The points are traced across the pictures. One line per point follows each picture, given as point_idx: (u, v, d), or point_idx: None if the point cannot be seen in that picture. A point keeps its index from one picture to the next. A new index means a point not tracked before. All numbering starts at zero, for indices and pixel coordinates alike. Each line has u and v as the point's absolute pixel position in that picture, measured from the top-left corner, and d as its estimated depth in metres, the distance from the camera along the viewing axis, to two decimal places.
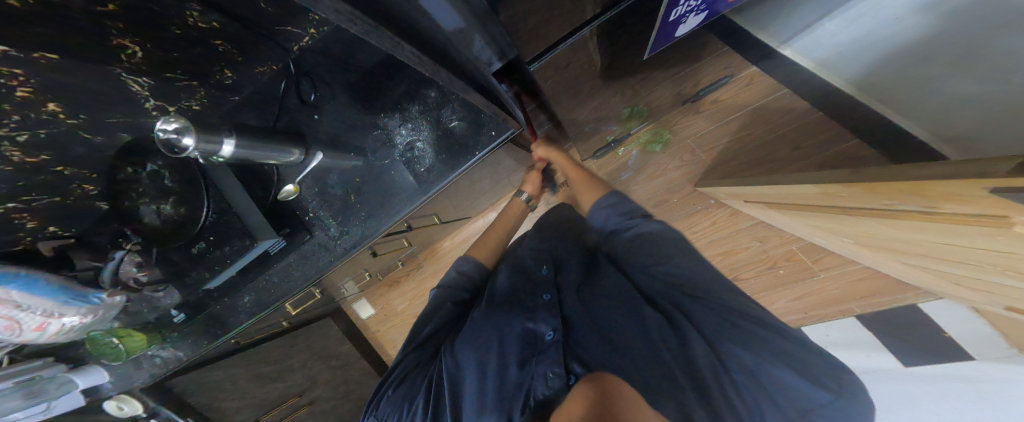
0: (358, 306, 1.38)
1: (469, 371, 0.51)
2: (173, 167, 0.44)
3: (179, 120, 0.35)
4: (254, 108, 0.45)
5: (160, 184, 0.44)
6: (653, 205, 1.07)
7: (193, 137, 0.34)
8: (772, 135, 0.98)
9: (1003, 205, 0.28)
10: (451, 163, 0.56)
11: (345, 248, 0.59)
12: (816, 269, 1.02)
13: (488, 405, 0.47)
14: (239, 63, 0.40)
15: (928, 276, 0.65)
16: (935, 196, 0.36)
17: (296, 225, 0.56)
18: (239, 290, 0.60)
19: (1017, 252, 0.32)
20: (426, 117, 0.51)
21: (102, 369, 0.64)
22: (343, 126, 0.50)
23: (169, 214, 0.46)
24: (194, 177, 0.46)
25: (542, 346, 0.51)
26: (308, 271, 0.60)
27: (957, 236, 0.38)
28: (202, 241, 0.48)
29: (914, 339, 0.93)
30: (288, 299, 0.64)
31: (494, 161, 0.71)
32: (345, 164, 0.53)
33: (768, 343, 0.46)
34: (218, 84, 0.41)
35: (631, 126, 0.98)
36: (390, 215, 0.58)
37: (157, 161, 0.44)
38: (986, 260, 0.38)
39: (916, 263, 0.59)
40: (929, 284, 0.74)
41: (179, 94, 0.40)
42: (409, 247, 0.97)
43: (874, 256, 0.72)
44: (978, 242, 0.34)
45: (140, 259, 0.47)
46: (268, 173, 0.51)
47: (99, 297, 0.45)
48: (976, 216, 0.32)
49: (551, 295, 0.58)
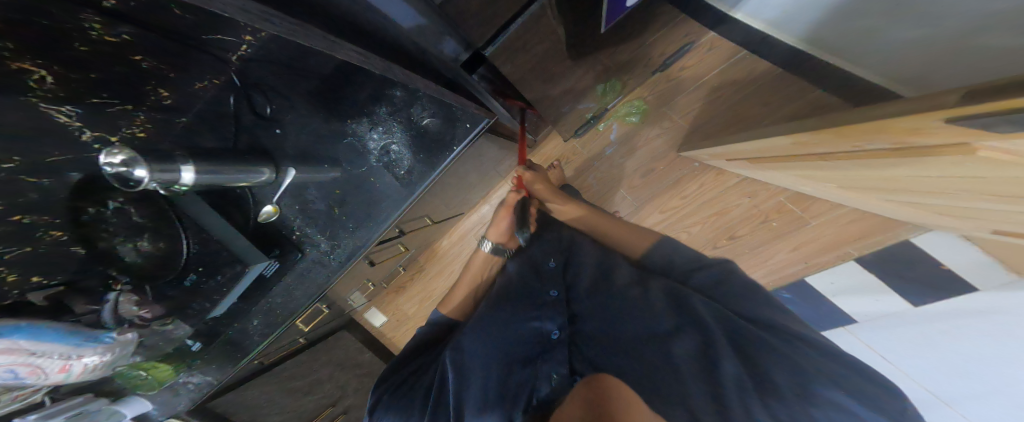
0: (369, 315, 1.38)
1: (475, 367, 0.48)
2: (137, 201, 0.46)
3: (123, 152, 0.35)
4: (209, 129, 0.47)
5: (129, 219, 0.46)
6: (640, 176, 1.04)
7: (145, 168, 0.35)
8: (754, 88, 0.92)
9: (962, 131, 0.28)
10: (431, 163, 0.57)
11: (339, 261, 0.62)
12: (807, 217, 1.00)
13: (490, 402, 0.44)
14: (172, 82, 0.40)
15: (920, 213, 0.63)
16: (898, 133, 0.36)
17: (286, 247, 0.59)
18: (249, 311, 0.62)
19: (986, 177, 0.31)
20: (397, 117, 0.52)
21: (143, 398, 0.70)
22: (311, 140, 0.52)
23: (146, 249, 0.49)
24: (162, 210, 0.49)
25: (549, 345, 0.53)
26: (298, 287, 0.62)
27: (926, 169, 0.37)
28: (194, 272, 0.52)
29: (917, 274, 0.83)
30: (293, 317, 0.66)
31: (474, 149, 0.70)
32: (323, 180, 0.55)
33: (797, 351, 0.39)
34: (158, 105, 0.42)
35: (607, 101, 0.95)
36: (380, 224, 0.60)
37: (118, 198, 0.44)
38: (960, 189, 0.37)
39: (900, 201, 0.57)
40: (916, 218, 0.73)
41: (116, 121, 0.40)
42: (406, 252, 0.97)
43: (859, 198, 0.71)
44: (959, 168, 0.32)
45: (138, 298, 0.51)
46: (244, 198, 0.53)
47: (110, 337, 0.47)
48: (940, 146, 0.32)
49: (558, 292, 0.61)
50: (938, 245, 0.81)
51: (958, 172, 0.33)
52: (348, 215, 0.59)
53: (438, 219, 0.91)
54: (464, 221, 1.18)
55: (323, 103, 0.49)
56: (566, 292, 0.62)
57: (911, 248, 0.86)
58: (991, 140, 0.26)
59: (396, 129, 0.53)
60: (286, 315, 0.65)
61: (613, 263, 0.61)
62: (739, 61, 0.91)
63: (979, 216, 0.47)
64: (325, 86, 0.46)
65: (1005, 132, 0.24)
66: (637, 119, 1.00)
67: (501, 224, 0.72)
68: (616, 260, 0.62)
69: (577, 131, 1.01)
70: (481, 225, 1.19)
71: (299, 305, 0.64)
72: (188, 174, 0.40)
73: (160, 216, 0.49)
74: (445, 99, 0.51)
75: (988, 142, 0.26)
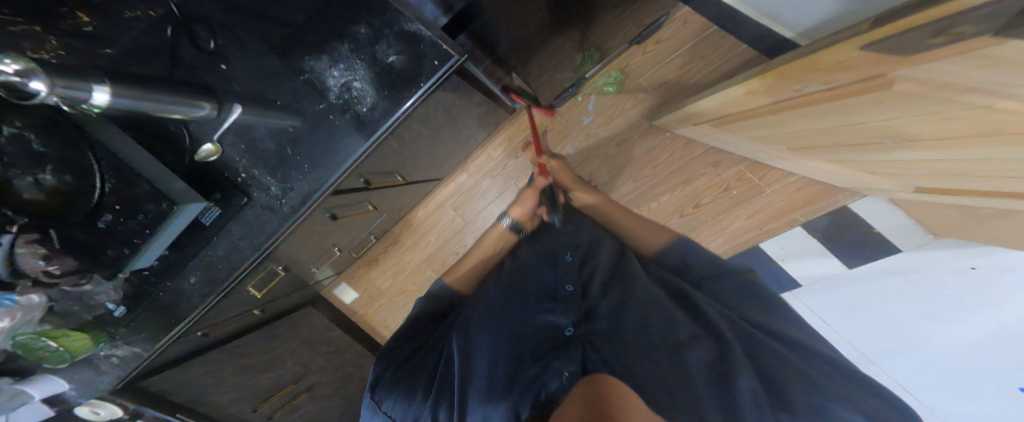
0: (339, 291, 1.24)
1: (481, 354, 0.45)
2: (38, 127, 0.38)
3: (18, 61, 0.30)
4: (139, 63, 0.40)
5: (26, 148, 0.38)
6: (616, 145, 1.03)
7: (43, 83, 0.30)
8: (721, 63, 0.94)
9: (880, 61, 0.30)
10: (396, 99, 0.53)
11: (292, 207, 0.56)
12: (763, 186, 0.97)
13: (497, 389, 0.41)
14: (97, 6, 0.35)
15: (851, 173, 0.71)
16: (827, 68, 0.39)
17: (229, 190, 0.53)
18: (184, 266, 0.57)
19: (903, 115, 0.36)
20: (360, 55, 0.49)
21: (58, 378, 0.58)
22: (259, 77, 0.48)
23: (52, 186, 0.39)
24: (72, 139, 0.41)
25: (562, 341, 0.46)
26: (247, 239, 0.56)
27: (857, 112, 0.41)
28: (108, 212, 0.45)
29: (851, 239, 0.87)
30: (238, 277, 0.59)
31: (446, 102, 0.64)
32: (276, 126, 0.51)
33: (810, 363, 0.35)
34: (75, 31, 0.35)
35: (585, 70, 0.93)
36: (337, 165, 0.55)
37: (14, 122, 0.37)
38: (905, 130, 0.39)
39: (844, 160, 0.64)
40: (852, 184, 0.80)
41: (19, 43, 0.33)
42: (378, 212, 0.88)
43: (809, 164, 0.76)
44: (889, 102, 0.35)
45: (45, 251, 0.42)
46: (178, 134, 0.48)
47: (8, 299, 0.44)
48: (865, 80, 0.34)
49: (574, 286, 0.53)
50: (873, 210, 0.85)
51: (896, 107, 0.35)
52: (305, 157, 0.54)
53: (411, 179, 0.84)
54: (439, 190, 1.13)
55: (278, 44, 0.46)
56: (582, 287, 0.54)
57: (849, 213, 0.88)
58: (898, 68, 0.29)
59: (358, 66, 0.50)
60: (231, 266, 0.58)
61: (602, 246, 0.61)
62: (706, 38, 0.93)
63: (905, 171, 0.55)
64: (292, 32, 0.46)
65: (911, 55, 0.26)
66: (613, 89, 1.00)
67: (526, 202, 0.73)
68: (632, 261, 0.56)
69: (557, 99, 0.98)
70: (459, 195, 1.13)
71: (250, 262, 0.58)
72: (100, 95, 0.33)
73: (70, 143, 0.41)
74: (412, 16, 0.45)
75: (897, 69, 0.29)
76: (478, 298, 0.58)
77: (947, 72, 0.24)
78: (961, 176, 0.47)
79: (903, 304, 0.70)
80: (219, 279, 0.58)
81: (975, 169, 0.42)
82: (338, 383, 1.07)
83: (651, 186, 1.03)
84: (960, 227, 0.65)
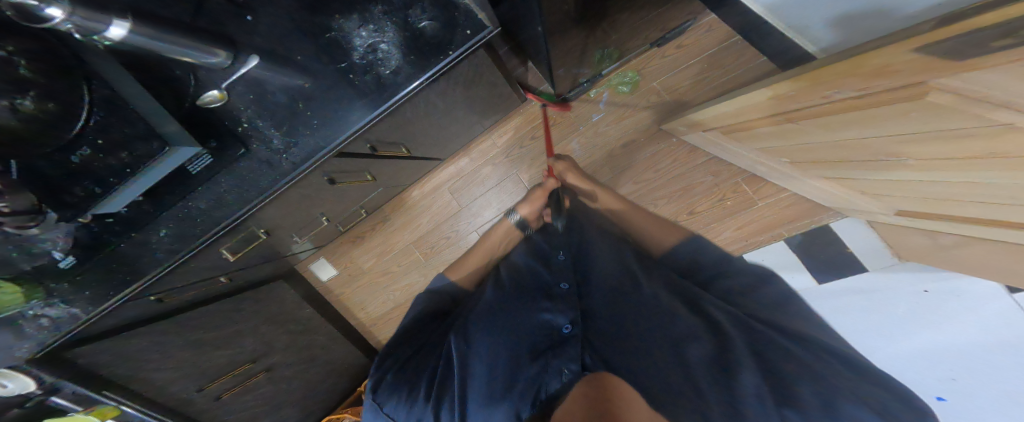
0: (316, 266, 1.17)
1: (482, 358, 0.44)
2: (32, 53, 0.34)
3: None
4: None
5: (13, 70, 0.32)
6: (620, 145, 1.06)
7: (63, 11, 0.28)
8: (732, 76, 0.99)
9: (928, 66, 0.32)
10: (421, 65, 0.50)
11: (292, 164, 0.52)
12: (756, 199, 1.01)
13: (496, 394, 0.40)
14: None
15: (844, 191, 0.78)
16: (866, 74, 0.40)
17: (227, 139, 0.49)
18: (156, 217, 0.51)
19: (929, 129, 0.39)
20: (393, 17, 0.47)
21: None
22: (284, 32, 0.45)
23: (31, 114, 0.34)
24: (66, 68, 0.36)
25: (558, 340, 0.46)
26: (234, 191, 0.52)
27: (884, 121, 0.44)
28: (87, 145, 0.40)
29: (823, 255, 0.93)
30: (221, 231, 0.54)
31: (472, 72, 0.62)
32: (289, 83, 0.48)
33: (804, 357, 0.34)
34: None
35: (602, 68, 0.95)
36: (343, 127, 0.51)
37: (5, 45, 0.32)
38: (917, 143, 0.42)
39: (843, 177, 0.69)
40: (835, 202, 0.87)
41: None
42: (376, 182, 0.83)
43: (806, 181, 0.83)
44: (914, 113, 0.37)
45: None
46: (183, 79, 0.45)
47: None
48: (904, 87, 0.36)
49: (568, 283, 0.54)
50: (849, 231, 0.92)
51: (919, 116, 0.38)
52: (317, 116, 0.50)
53: (415, 152, 0.81)
54: (438, 171, 1.10)
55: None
56: (579, 284, 0.55)
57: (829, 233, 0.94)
58: (946, 77, 0.30)
59: (385, 30, 0.48)
60: (214, 221, 0.53)
61: (603, 242, 0.60)
62: (729, 47, 0.99)
63: (896, 192, 0.61)
64: None
65: (962, 61, 0.27)
66: (627, 90, 1.04)
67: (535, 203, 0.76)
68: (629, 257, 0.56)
69: (569, 93, 1.01)
70: (457, 178, 1.11)
71: (231, 222, 0.53)
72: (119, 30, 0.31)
73: (64, 72, 0.36)
74: None
75: (943, 77, 0.30)
76: (475, 299, 0.57)
77: (998, 80, 0.25)
78: (947, 197, 0.51)
79: (864, 319, 0.78)
80: (192, 232, 0.53)
81: (965, 190, 0.46)
82: (302, 364, 1.00)
83: (648, 190, 1.07)
84: (926, 253, 0.73)
